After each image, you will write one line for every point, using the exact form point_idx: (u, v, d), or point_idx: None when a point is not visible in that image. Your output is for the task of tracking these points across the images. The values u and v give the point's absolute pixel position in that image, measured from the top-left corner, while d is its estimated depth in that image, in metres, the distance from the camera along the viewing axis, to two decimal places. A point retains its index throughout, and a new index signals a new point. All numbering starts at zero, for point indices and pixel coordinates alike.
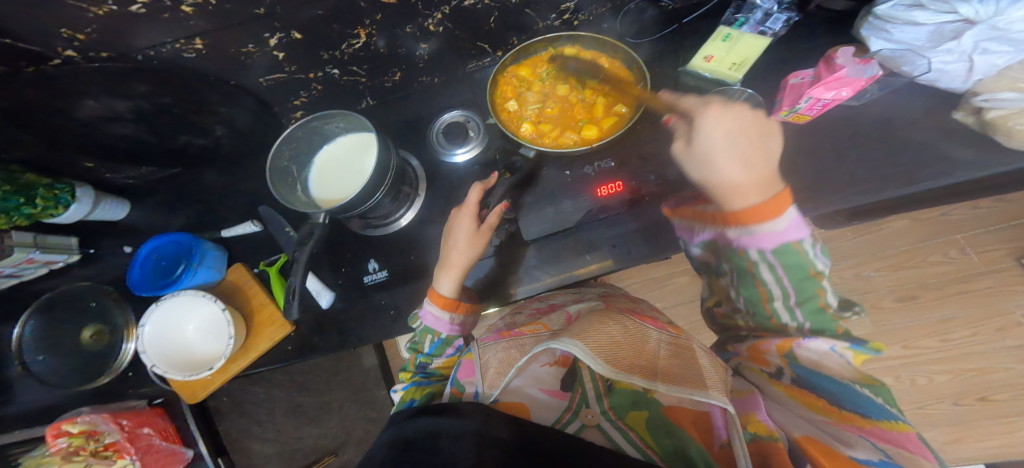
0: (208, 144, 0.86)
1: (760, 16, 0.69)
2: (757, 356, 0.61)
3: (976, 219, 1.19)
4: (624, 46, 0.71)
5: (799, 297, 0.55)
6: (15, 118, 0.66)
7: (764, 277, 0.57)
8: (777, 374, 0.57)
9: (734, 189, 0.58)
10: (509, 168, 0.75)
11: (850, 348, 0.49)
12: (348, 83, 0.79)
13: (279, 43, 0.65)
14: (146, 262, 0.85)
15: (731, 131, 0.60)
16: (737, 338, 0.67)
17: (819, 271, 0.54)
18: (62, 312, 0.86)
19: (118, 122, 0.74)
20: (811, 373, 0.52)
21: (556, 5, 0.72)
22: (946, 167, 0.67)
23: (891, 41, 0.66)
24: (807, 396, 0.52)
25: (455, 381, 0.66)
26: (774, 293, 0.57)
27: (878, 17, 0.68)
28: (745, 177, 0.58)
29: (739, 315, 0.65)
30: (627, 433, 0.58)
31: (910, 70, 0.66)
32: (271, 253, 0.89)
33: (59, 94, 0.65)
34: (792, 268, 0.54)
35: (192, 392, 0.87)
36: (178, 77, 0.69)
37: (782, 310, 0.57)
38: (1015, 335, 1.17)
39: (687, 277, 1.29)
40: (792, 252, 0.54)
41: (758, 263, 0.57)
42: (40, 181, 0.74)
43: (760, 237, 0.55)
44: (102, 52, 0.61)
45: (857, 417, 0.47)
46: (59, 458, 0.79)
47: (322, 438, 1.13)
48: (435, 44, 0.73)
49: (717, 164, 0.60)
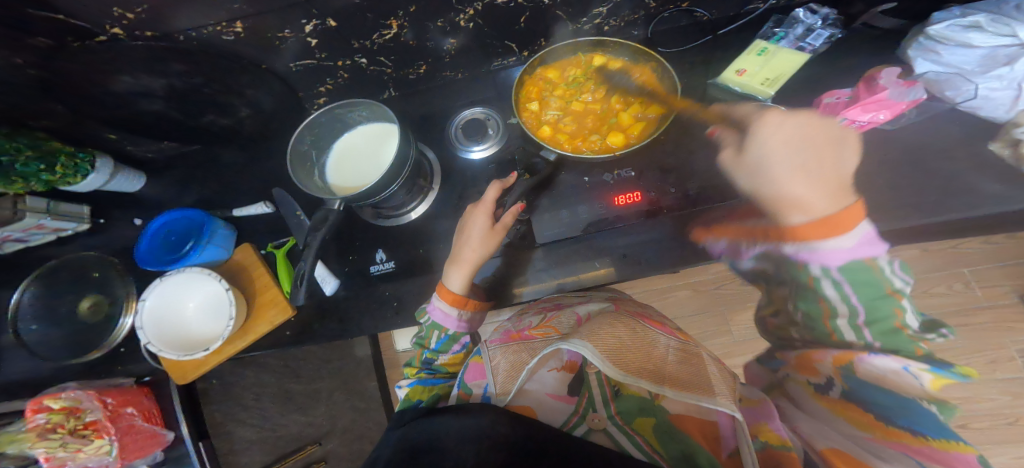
0: (229, 125, 0.86)
1: (801, 31, 0.74)
2: (806, 366, 0.59)
3: (983, 254, 1.19)
4: (659, 54, 0.72)
5: (868, 317, 0.54)
6: (50, 86, 0.68)
7: (826, 293, 0.56)
8: (825, 386, 0.55)
9: (794, 203, 0.59)
10: (531, 169, 0.79)
11: (930, 371, 0.47)
12: (374, 73, 0.82)
13: (314, 29, 0.67)
14: (156, 236, 0.85)
15: (794, 140, 0.61)
16: (788, 346, 0.66)
17: (896, 289, 0.54)
18: (66, 280, 0.87)
19: (149, 98, 0.76)
20: (864, 386, 0.51)
21: (589, 9, 0.75)
22: (950, 190, 0.69)
23: (940, 63, 0.70)
24: (853, 411, 0.51)
25: (462, 384, 0.66)
26: (840, 310, 0.56)
27: (930, 37, 0.71)
28: (811, 186, 0.58)
29: (795, 327, 0.64)
30: (635, 438, 0.56)
31: (954, 95, 0.68)
32: (280, 236, 0.90)
33: (99, 67, 0.67)
34: (862, 285, 0.54)
35: (183, 372, 0.85)
36: (213, 57, 0.71)
37: (846, 329, 0.56)
38: (1006, 369, 1.15)
39: (689, 291, 1.30)
40: (864, 269, 0.54)
41: (818, 278, 0.57)
42: (62, 150, 0.75)
43: (823, 253, 0.55)
44: (147, 31, 0.64)
45: (908, 435, 0.46)
46: (33, 435, 0.76)
47: (306, 427, 1.10)
48: (462, 39, 0.76)
49: (775, 173, 0.61)
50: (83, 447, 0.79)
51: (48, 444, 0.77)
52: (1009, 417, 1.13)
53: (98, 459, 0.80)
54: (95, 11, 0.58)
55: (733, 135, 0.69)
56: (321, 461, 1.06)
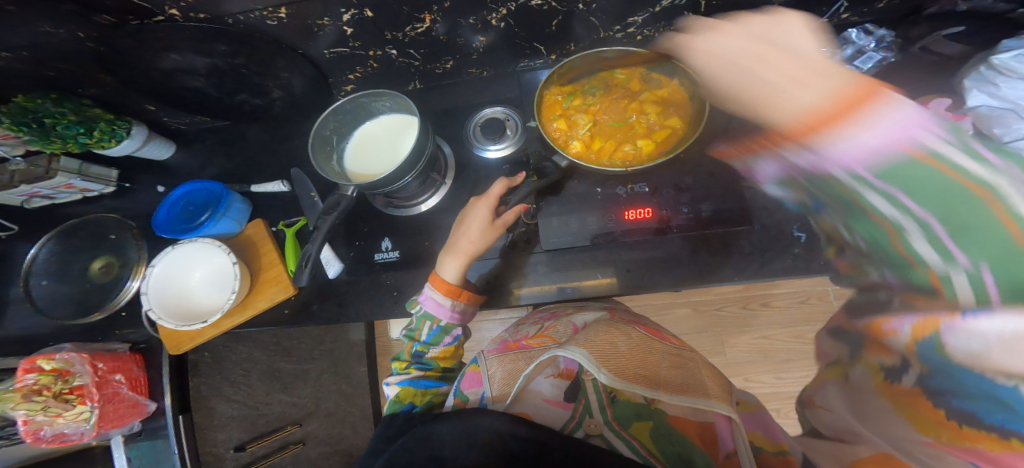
0: (261, 104, 0.91)
1: (851, 52, 0.77)
2: (879, 337, 0.48)
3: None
4: (684, 67, 0.73)
5: (952, 223, 0.36)
6: (103, 60, 0.71)
7: (873, 204, 0.42)
8: (897, 368, 0.45)
9: (768, 94, 0.47)
10: (540, 171, 0.79)
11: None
12: (402, 65, 0.86)
13: (352, 19, 0.71)
14: (175, 204, 0.88)
15: (719, 45, 0.55)
16: (870, 298, 0.53)
17: (984, 181, 0.34)
18: (83, 240, 0.89)
19: (192, 76, 0.79)
20: (950, 367, 0.39)
21: (619, 18, 0.77)
22: None
23: (997, 97, 0.65)
24: (918, 404, 0.42)
25: (457, 392, 0.63)
26: (907, 226, 0.39)
27: (993, 67, 0.66)
28: (782, 72, 0.46)
29: (876, 268, 0.50)
30: (631, 442, 0.53)
31: (1003, 133, 0.63)
32: (291, 215, 0.92)
33: (151, 46, 0.70)
34: (925, 193, 0.37)
35: (178, 342, 0.86)
36: (256, 41, 0.74)
37: (928, 249, 0.38)
38: None
39: (688, 309, 1.27)
40: (910, 168, 0.37)
41: (856, 188, 0.42)
42: (103, 117, 0.79)
43: (841, 150, 0.40)
44: (199, 13, 0.66)
45: (992, 439, 0.36)
46: (18, 395, 0.75)
47: (290, 407, 1.06)
48: (492, 38, 0.79)
49: (736, 72, 0.51)
50: (63, 412, 0.76)
51: (29, 407, 0.75)
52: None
53: (76, 426, 0.77)
54: None
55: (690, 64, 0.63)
56: (299, 443, 1.03)
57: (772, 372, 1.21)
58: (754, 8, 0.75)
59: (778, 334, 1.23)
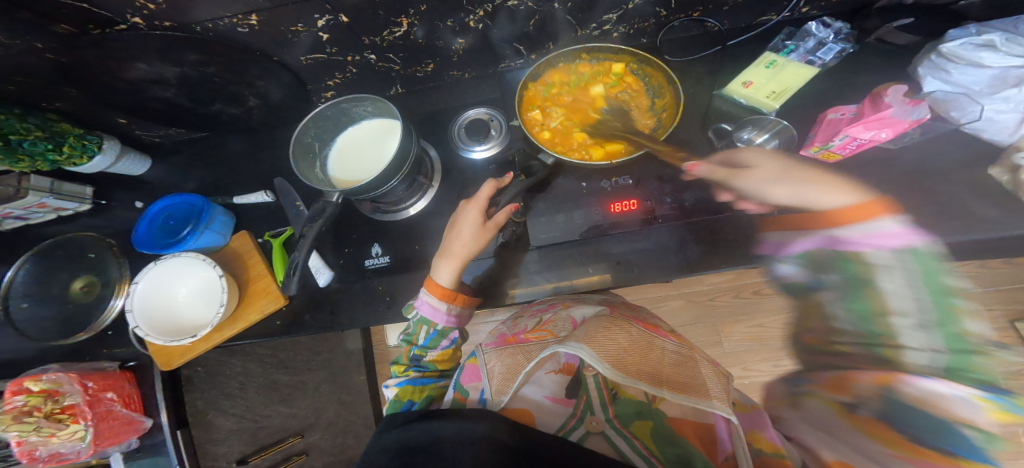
0: (239, 114, 0.89)
1: (813, 45, 0.73)
2: (835, 384, 0.49)
3: (982, 278, 1.24)
4: (663, 63, 0.74)
5: (934, 315, 0.46)
6: (67, 72, 0.69)
7: (886, 285, 0.51)
8: (856, 405, 0.46)
9: (831, 199, 0.57)
10: (527, 171, 0.78)
11: (988, 398, 0.39)
12: (382, 69, 0.85)
13: (327, 24, 0.69)
14: (155, 219, 0.86)
15: (772, 176, 0.61)
16: (820, 365, 0.53)
17: (959, 288, 0.47)
18: (63, 259, 0.87)
19: (162, 86, 0.77)
20: (908, 409, 0.42)
21: (597, 16, 0.77)
22: (947, 209, 0.68)
23: (950, 82, 0.68)
24: (881, 431, 0.42)
25: (457, 386, 0.64)
26: (901, 309, 0.49)
27: (942, 55, 0.69)
28: (834, 186, 0.57)
29: (844, 338, 0.53)
30: (632, 441, 0.56)
31: (959, 116, 0.66)
32: (278, 225, 0.91)
33: (116, 56, 0.68)
34: (927, 275, 0.48)
35: (169, 359, 0.84)
36: (227, 49, 0.72)
37: (908, 329, 0.48)
38: None
39: (683, 301, 1.31)
40: (916, 257, 0.50)
41: (878, 266, 0.52)
42: (72, 131, 0.76)
43: (877, 235, 0.52)
44: (165, 21, 0.64)
45: (940, 456, 0.39)
46: (7, 418, 0.74)
47: (290, 418, 1.06)
48: (471, 39, 0.79)
49: (801, 178, 0.60)
50: (56, 432, 0.77)
51: (21, 428, 0.74)
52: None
53: (72, 445, 0.78)
54: (118, 2, 0.59)
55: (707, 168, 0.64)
56: (303, 455, 1.04)
57: (769, 360, 1.25)
58: (727, 2, 0.76)
59: (771, 322, 1.27)
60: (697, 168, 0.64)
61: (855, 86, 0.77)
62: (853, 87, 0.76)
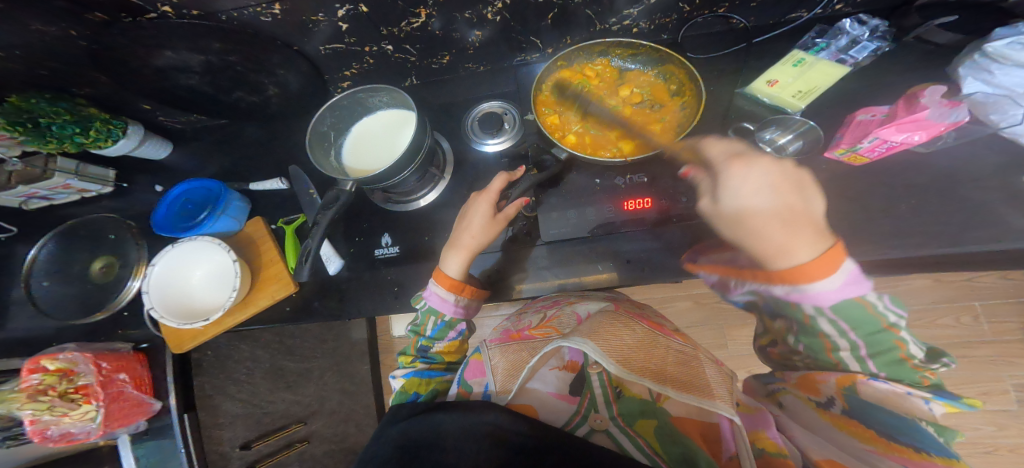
0: (257, 102, 0.90)
1: (845, 43, 0.72)
2: (807, 384, 0.57)
3: (998, 289, 1.20)
4: (684, 60, 0.72)
5: (870, 348, 0.50)
6: (100, 60, 0.71)
7: (823, 329, 0.51)
8: (825, 404, 0.55)
9: (780, 249, 0.51)
10: (540, 165, 0.78)
11: (941, 401, 0.46)
12: (398, 61, 0.85)
13: (347, 14, 0.70)
14: (174, 202, 0.88)
15: (758, 190, 0.55)
16: (790, 366, 0.62)
17: (893, 323, 0.49)
18: (84, 239, 0.89)
19: (186, 73, 0.78)
20: (869, 407, 0.51)
21: (617, 10, 0.76)
22: (970, 218, 0.66)
23: (991, 83, 0.65)
24: (855, 427, 0.51)
25: (462, 381, 0.63)
26: (841, 344, 0.52)
27: (986, 55, 0.65)
28: (790, 235, 0.51)
29: (798, 356, 0.59)
30: (636, 440, 0.54)
31: (998, 119, 0.64)
32: (291, 212, 0.92)
33: (145, 43, 0.70)
34: (858, 322, 0.49)
35: (179, 342, 0.85)
36: (249, 38, 0.73)
37: (850, 360, 0.52)
38: (996, 401, 1.16)
39: (689, 302, 1.28)
40: (854, 308, 0.48)
41: (814, 317, 0.51)
42: (98, 115, 0.78)
43: (817, 294, 0.49)
44: (193, 10, 0.65)
45: (911, 451, 0.46)
46: (23, 396, 0.75)
47: (294, 405, 1.07)
48: (488, 32, 0.79)
49: (755, 228, 0.54)
50: (69, 412, 0.77)
51: (36, 406, 0.76)
52: (988, 445, 1.16)
53: (82, 425, 0.78)
54: None
55: (705, 178, 0.62)
56: (304, 441, 1.05)
57: None
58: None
59: None
60: (691, 173, 0.66)
61: (883, 87, 0.74)
62: (880, 88, 0.74)
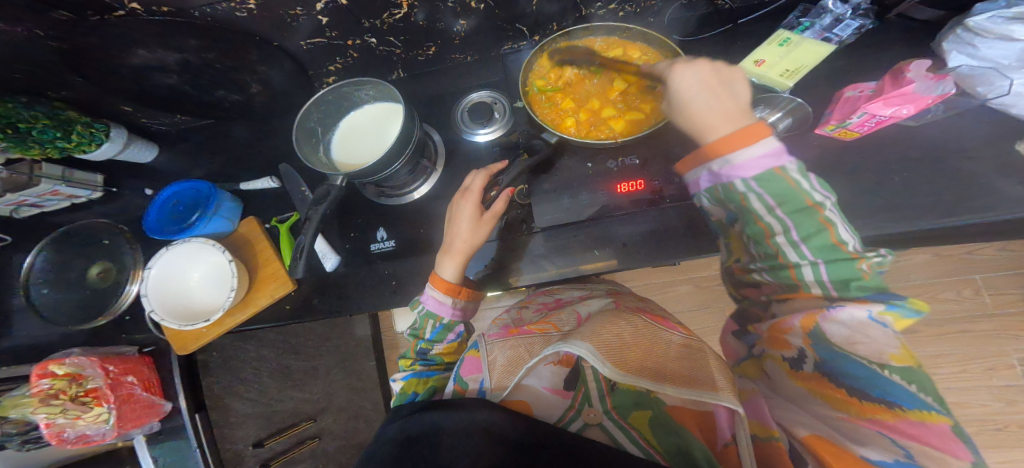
0: (241, 100, 0.89)
1: (828, 22, 0.71)
2: (778, 339, 0.54)
3: (995, 261, 1.23)
4: (672, 42, 0.72)
5: (802, 231, 0.51)
6: (71, 60, 0.69)
7: (755, 209, 0.52)
8: (799, 360, 0.51)
9: (707, 129, 0.57)
10: (530, 149, 0.76)
11: (889, 312, 0.44)
12: (383, 53, 0.83)
13: (326, 8, 0.68)
14: (164, 205, 0.87)
15: (699, 85, 0.60)
16: (759, 315, 0.60)
17: (816, 202, 0.50)
18: (78, 246, 0.89)
19: (165, 72, 0.76)
20: (840, 358, 0.46)
21: None
22: (960, 190, 0.66)
23: (976, 57, 0.64)
24: (826, 387, 0.47)
25: (457, 379, 0.65)
26: (775, 227, 0.52)
27: (969, 29, 0.64)
28: (714, 117, 0.56)
29: (760, 276, 0.58)
30: (630, 432, 0.57)
31: (986, 91, 0.63)
32: (284, 211, 0.92)
33: (116, 43, 0.67)
34: (784, 195, 0.50)
35: (183, 344, 0.86)
36: (227, 34, 0.70)
37: (787, 248, 0.52)
38: (1003, 375, 1.20)
39: (688, 287, 1.31)
40: (776, 180, 0.50)
41: (746, 195, 0.52)
42: (79, 119, 0.76)
43: (740, 165, 0.51)
44: (163, 6, 0.63)
45: (883, 409, 0.42)
46: (36, 400, 0.77)
47: (303, 402, 1.10)
48: (472, 21, 0.77)
49: (693, 115, 0.59)
50: (82, 414, 0.79)
51: (49, 409, 0.77)
52: (995, 422, 1.19)
53: (97, 428, 0.80)
54: None
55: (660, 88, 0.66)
56: (315, 438, 1.09)
57: None
58: None
59: None
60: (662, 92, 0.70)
61: (872, 64, 0.74)
62: (870, 65, 0.74)
